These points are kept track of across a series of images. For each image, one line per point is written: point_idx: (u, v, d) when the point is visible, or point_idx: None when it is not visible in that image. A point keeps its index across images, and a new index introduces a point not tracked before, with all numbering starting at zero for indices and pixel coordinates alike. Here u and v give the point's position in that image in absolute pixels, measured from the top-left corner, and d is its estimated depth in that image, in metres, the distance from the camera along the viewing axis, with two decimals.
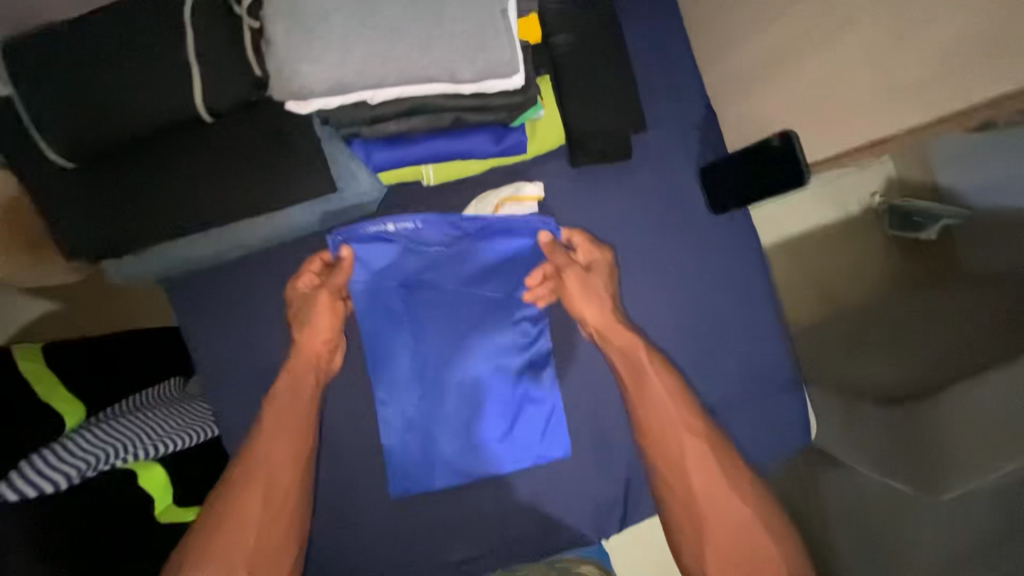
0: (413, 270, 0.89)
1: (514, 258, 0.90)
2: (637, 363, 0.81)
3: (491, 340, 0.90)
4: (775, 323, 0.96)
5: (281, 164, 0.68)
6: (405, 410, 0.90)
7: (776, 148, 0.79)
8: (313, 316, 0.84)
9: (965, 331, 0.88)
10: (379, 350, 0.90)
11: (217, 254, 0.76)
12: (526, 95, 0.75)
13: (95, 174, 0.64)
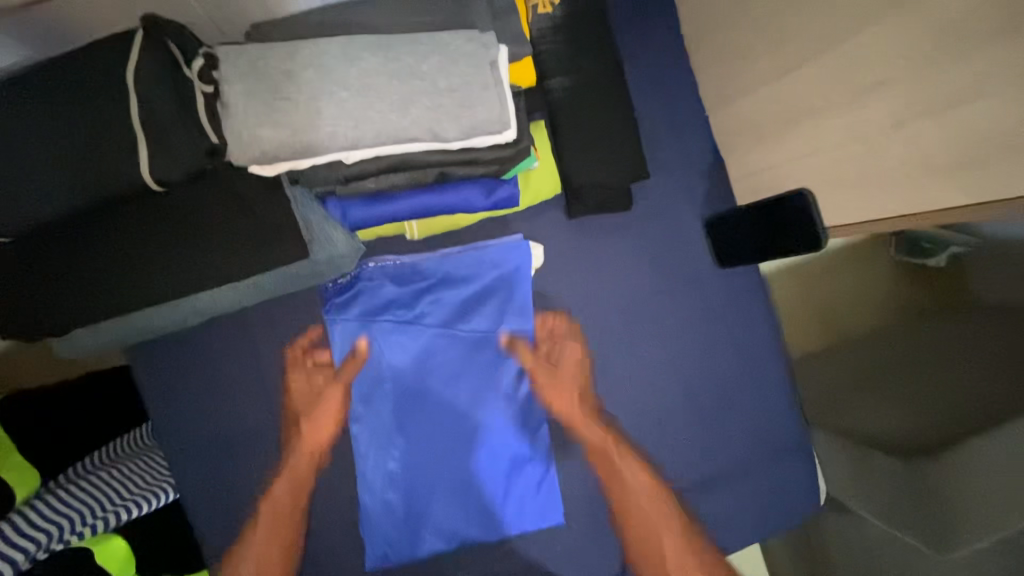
0: (404, 310, 0.80)
1: (504, 286, 0.81)
2: (608, 457, 0.84)
3: (482, 381, 0.80)
4: (785, 382, 0.90)
5: (244, 227, 0.61)
6: (391, 462, 0.79)
7: (791, 206, 0.74)
8: (318, 411, 0.80)
9: (965, 364, 0.90)
10: (365, 391, 0.79)
11: (178, 321, 0.69)
12: (517, 147, 0.69)
13: (35, 247, 0.57)
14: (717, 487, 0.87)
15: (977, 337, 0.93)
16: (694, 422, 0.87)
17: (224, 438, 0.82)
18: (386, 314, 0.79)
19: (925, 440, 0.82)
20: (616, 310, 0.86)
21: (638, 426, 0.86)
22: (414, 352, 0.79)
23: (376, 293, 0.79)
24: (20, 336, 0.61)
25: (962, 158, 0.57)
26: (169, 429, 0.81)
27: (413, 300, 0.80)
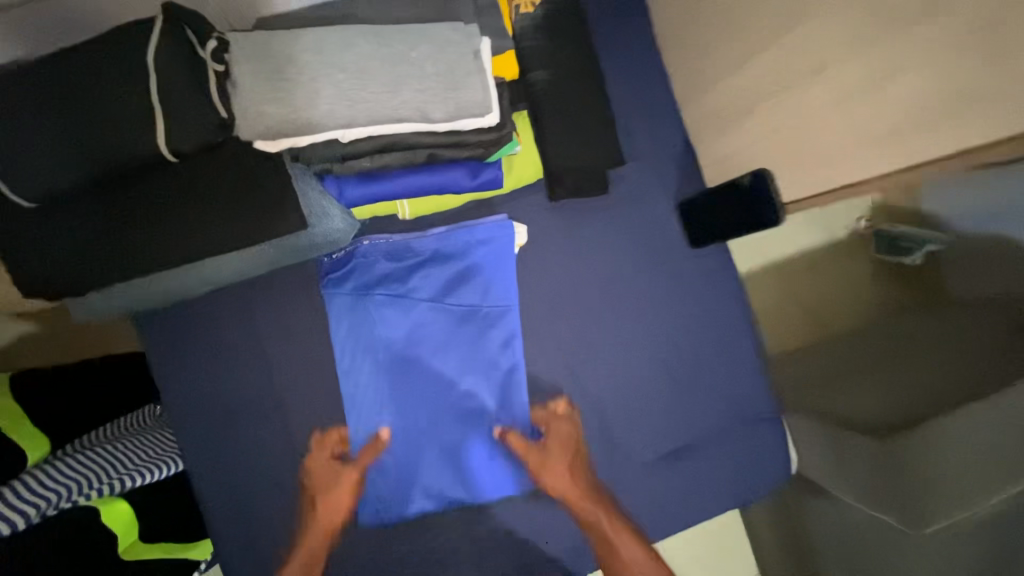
0: (396, 285, 0.85)
1: (489, 265, 0.87)
2: (604, 534, 0.87)
3: (468, 355, 0.87)
4: (755, 358, 0.95)
5: (247, 201, 0.66)
6: (383, 427, 0.85)
7: (747, 186, 0.81)
8: (334, 493, 0.85)
9: (950, 350, 1.00)
10: (359, 360, 0.85)
11: (185, 290, 0.75)
12: (501, 133, 0.75)
13: (59, 213, 0.64)
14: (692, 455, 0.92)
15: (960, 328, 1.04)
16: (668, 394, 0.93)
17: (226, 410, 0.87)
18: (380, 288, 0.85)
19: (904, 419, 0.92)
20: (596, 289, 0.92)
21: (617, 396, 0.92)
22: (406, 324, 0.85)
23: (371, 267, 0.85)
24: (41, 295, 0.66)
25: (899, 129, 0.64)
26: (172, 401, 0.86)
27: (405, 275, 0.86)
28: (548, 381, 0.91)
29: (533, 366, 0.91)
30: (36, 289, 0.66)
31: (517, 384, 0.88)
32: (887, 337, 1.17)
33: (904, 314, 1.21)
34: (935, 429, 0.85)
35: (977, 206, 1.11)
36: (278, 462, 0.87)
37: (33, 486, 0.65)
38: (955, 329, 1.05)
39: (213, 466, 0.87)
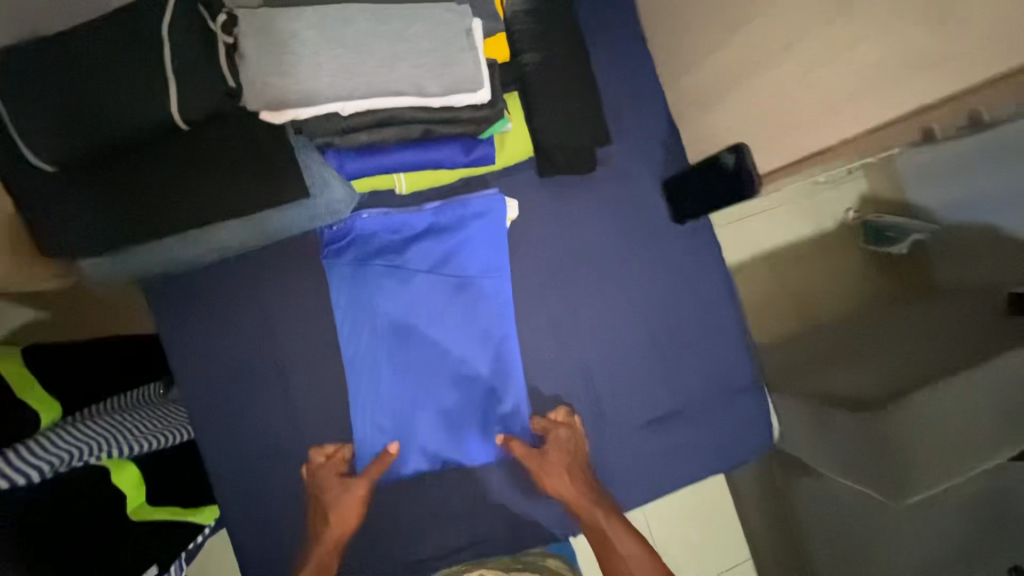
0: (394, 256, 0.89)
1: (482, 239, 0.91)
2: (601, 533, 0.86)
3: (462, 323, 0.91)
4: (739, 330, 0.99)
5: (254, 170, 0.71)
6: (381, 391, 0.90)
7: (731, 168, 0.86)
8: (341, 503, 0.87)
9: (923, 345, 1.37)
10: (359, 328, 0.89)
11: (193, 257, 0.79)
12: (493, 110, 0.80)
13: (78, 178, 0.68)
14: (676, 422, 0.97)
15: (945, 342, 1.34)
16: (655, 365, 0.97)
17: (229, 379, 0.90)
18: (379, 259, 0.89)
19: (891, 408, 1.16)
20: (586, 263, 0.96)
21: (607, 365, 0.96)
22: (404, 293, 0.89)
23: (370, 238, 0.89)
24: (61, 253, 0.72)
25: (865, 95, 0.70)
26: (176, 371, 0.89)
27: (403, 247, 0.90)
28: (538, 350, 0.96)
29: (525, 336, 0.95)
30: (57, 249, 0.71)
31: (508, 350, 0.93)
32: (922, 330, 1.45)
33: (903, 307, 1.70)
34: (898, 412, 1.14)
35: (944, 199, 1.71)
36: (277, 427, 0.91)
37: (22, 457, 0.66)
38: (968, 341, 1.31)
39: (219, 433, 0.91)
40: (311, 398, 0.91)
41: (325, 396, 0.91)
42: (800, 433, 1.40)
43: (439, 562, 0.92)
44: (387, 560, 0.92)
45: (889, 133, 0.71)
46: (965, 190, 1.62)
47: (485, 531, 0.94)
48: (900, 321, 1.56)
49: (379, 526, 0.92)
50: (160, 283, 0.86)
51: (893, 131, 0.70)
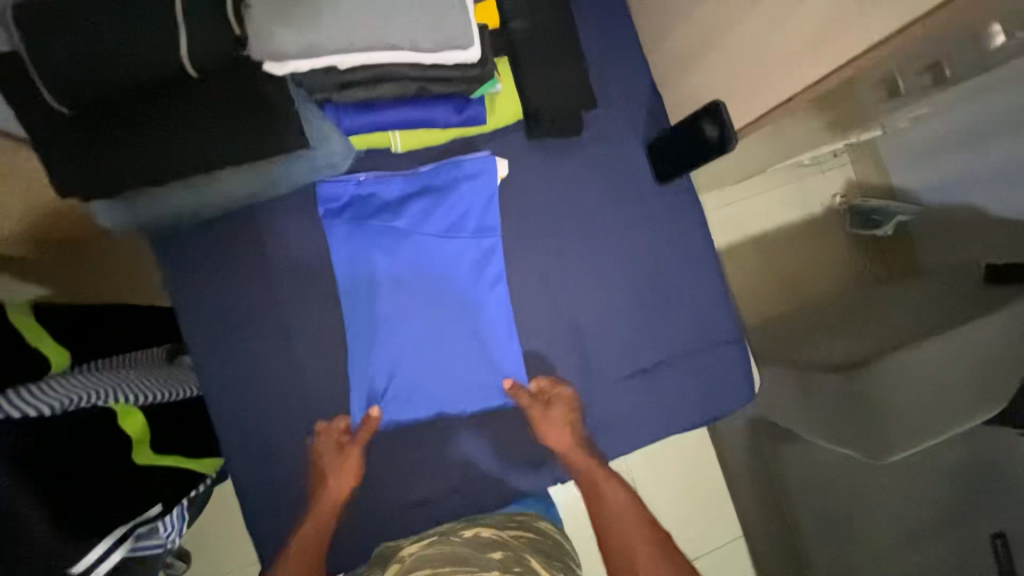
0: (390, 217, 0.93)
1: (473, 200, 0.95)
2: (595, 482, 0.94)
3: (457, 278, 0.95)
4: (720, 284, 1.05)
5: (258, 118, 0.77)
6: (378, 345, 0.93)
7: (715, 142, 0.92)
8: (340, 468, 0.92)
9: (897, 318, 1.42)
10: (358, 283, 0.93)
11: (215, 196, 0.89)
12: (481, 71, 0.84)
13: (90, 119, 0.73)
14: (661, 371, 1.01)
15: (921, 311, 1.40)
16: (640, 317, 1.02)
17: (230, 333, 0.92)
18: (375, 220, 0.93)
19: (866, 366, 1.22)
20: (573, 220, 1.01)
21: (593, 317, 1.01)
22: (400, 251, 0.93)
23: (368, 200, 0.93)
24: (79, 193, 0.76)
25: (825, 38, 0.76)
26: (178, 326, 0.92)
27: (398, 208, 0.94)
28: (527, 304, 1.00)
29: (515, 289, 1.00)
30: (72, 186, 0.76)
31: (500, 303, 0.96)
32: (901, 303, 1.51)
33: (883, 288, 1.75)
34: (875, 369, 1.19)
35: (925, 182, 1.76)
36: (275, 378, 0.93)
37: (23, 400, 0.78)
38: (937, 312, 1.36)
39: (219, 388, 0.92)
40: (309, 348, 0.94)
41: (323, 346, 0.94)
42: (789, 397, 1.43)
43: (433, 504, 0.96)
44: (389, 503, 0.95)
45: (852, 71, 0.77)
46: (941, 171, 1.67)
47: (478, 474, 0.97)
48: (883, 298, 1.62)
49: (377, 468, 0.95)
50: (165, 233, 0.90)
51: (856, 67, 0.76)
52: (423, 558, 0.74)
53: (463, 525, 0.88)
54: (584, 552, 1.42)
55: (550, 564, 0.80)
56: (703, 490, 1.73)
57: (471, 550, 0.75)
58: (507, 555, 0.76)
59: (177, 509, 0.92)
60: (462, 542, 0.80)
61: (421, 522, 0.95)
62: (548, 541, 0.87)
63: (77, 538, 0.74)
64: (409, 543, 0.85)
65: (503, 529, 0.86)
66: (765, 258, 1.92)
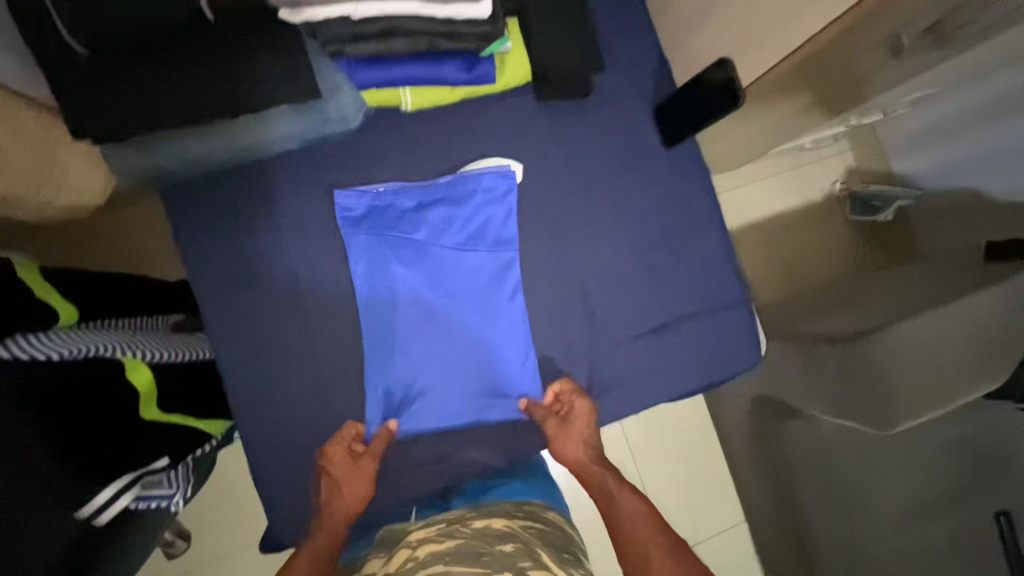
0: (408, 229, 0.95)
1: (492, 213, 0.97)
2: (609, 493, 0.96)
3: (471, 281, 0.97)
4: (726, 249, 1.06)
5: (268, 63, 0.78)
6: (396, 349, 0.94)
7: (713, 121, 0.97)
8: (351, 480, 0.89)
9: (900, 295, 1.43)
10: (377, 293, 0.94)
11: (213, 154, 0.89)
12: (492, 28, 0.84)
13: (105, 60, 0.75)
14: (668, 336, 1.02)
15: (924, 288, 1.41)
16: (648, 282, 1.02)
17: (240, 288, 0.91)
18: (394, 231, 0.95)
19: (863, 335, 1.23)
20: (582, 183, 1.02)
21: (602, 280, 1.01)
22: (420, 266, 0.96)
23: (386, 210, 0.95)
24: (84, 135, 0.77)
25: None
26: (189, 280, 0.91)
27: (415, 219, 0.96)
28: (536, 267, 1.00)
29: (523, 250, 1.00)
30: (79, 122, 0.76)
31: (514, 304, 0.98)
32: (904, 282, 1.52)
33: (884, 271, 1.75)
34: (879, 340, 1.19)
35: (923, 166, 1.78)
36: (283, 335, 0.92)
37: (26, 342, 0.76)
38: (940, 287, 1.38)
39: (230, 343, 0.91)
40: (319, 306, 0.93)
41: (331, 305, 0.94)
42: (793, 372, 1.43)
43: (440, 462, 0.97)
44: (396, 461, 0.96)
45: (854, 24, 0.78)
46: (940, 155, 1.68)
47: (486, 433, 0.98)
48: (885, 280, 1.62)
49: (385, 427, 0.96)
50: (180, 185, 0.91)
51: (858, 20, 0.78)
52: (436, 551, 0.70)
53: (474, 515, 0.82)
54: (586, 526, 1.44)
55: (560, 556, 0.76)
56: (705, 471, 1.72)
57: (484, 545, 0.70)
58: (518, 549, 0.72)
59: (183, 467, 0.90)
60: (471, 535, 0.74)
61: (426, 478, 0.96)
62: (558, 533, 0.84)
63: (87, 479, 0.76)
64: (416, 528, 0.81)
65: (512, 519, 0.82)
66: (767, 244, 1.93)
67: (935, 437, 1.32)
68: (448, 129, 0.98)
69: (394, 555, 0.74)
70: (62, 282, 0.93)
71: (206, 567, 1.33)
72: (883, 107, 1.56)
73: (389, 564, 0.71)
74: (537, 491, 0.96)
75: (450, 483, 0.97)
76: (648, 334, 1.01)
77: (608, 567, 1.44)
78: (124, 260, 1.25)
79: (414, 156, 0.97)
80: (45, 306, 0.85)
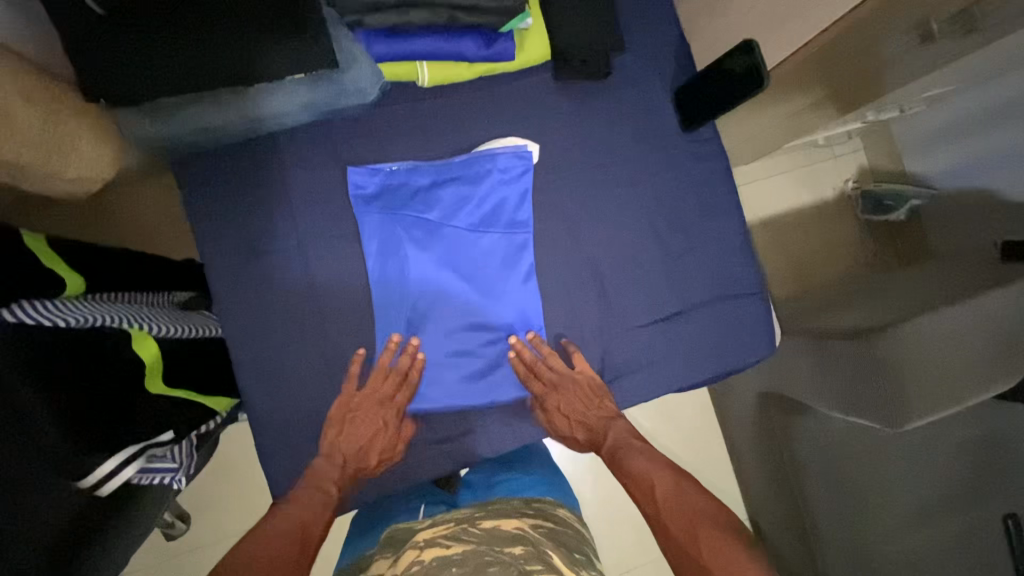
0: (422, 209, 0.94)
1: (507, 194, 0.96)
2: (616, 454, 0.90)
3: (486, 262, 0.95)
4: (741, 236, 1.04)
5: (286, 32, 0.76)
6: (406, 329, 0.93)
7: (729, 106, 0.96)
8: (382, 445, 0.90)
9: (914, 293, 1.41)
10: (388, 273, 0.92)
11: (230, 126, 0.86)
12: (514, 3, 0.82)
13: (122, 24, 0.73)
14: (682, 322, 1.00)
15: (937, 286, 1.40)
16: (663, 268, 1.01)
17: (251, 263, 0.90)
18: (407, 210, 0.93)
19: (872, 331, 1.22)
20: (599, 166, 1.00)
21: (616, 264, 1.00)
22: (433, 246, 0.94)
23: (399, 189, 0.93)
24: (97, 95, 0.76)
25: None
26: (199, 252, 0.89)
27: (429, 198, 0.94)
28: (550, 251, 0.99)
29: (538, 233, 0.98)
30: (95, 86, 0.75)
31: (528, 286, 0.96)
32: (913, 281, 1.51)
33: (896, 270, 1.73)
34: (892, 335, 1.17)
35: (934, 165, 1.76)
36: (294, 314, 0.91)
37: (31, 308, 0.74)
38: (951, 284, 1.37)
39: (240, 319, 0.90)
40: (330, 283, 0.92)
41: (342, 281, 0.92)
42: (802, 369, 1.41)
43: (449, 446, 0.95)
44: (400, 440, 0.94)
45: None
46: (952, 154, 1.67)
47: (496, 417, 0.97)
48: (898, 278, 1.60)
49: None
50: (191, 156, 0.89)
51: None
52: (442, 556, 0.67)
53: (483, 514, 0.80)
54: (591, 517, 1.45)
55: (571, 558, 0.74)
56: (710, 468, 1.70)
57: (490, 553, 0.67)
58: (528, 552, 0.69)
59: (186, 444, 0.89)
60: (479, 538, 0.72)
61: (435, 460, 0.95)
62: (569, 532, 0.82)
63: (88, 450, 0.73)
64: (423, 528, 0.79)
65: (523, 519, 0.80)
66: (778, 242, 1.90)
67: (942, 435, 1.31)
68: (466, 107, 0.97)
69: (401, 556, 0.72)
70: (69, 253, 0.91)
71: (206, 550, 1.32)
72: (899, 104, 1.54)
73: (396, 566, 0.69)
74: (546, 487, 0.92)
75: (458, 465, 0.95)
76: (661, 321, 1.00)
77: (614, 555, 1.46)
78: (137, 238, 1.26)
79: (429, 132, 0.96)
80: (51, 275, 0.83)
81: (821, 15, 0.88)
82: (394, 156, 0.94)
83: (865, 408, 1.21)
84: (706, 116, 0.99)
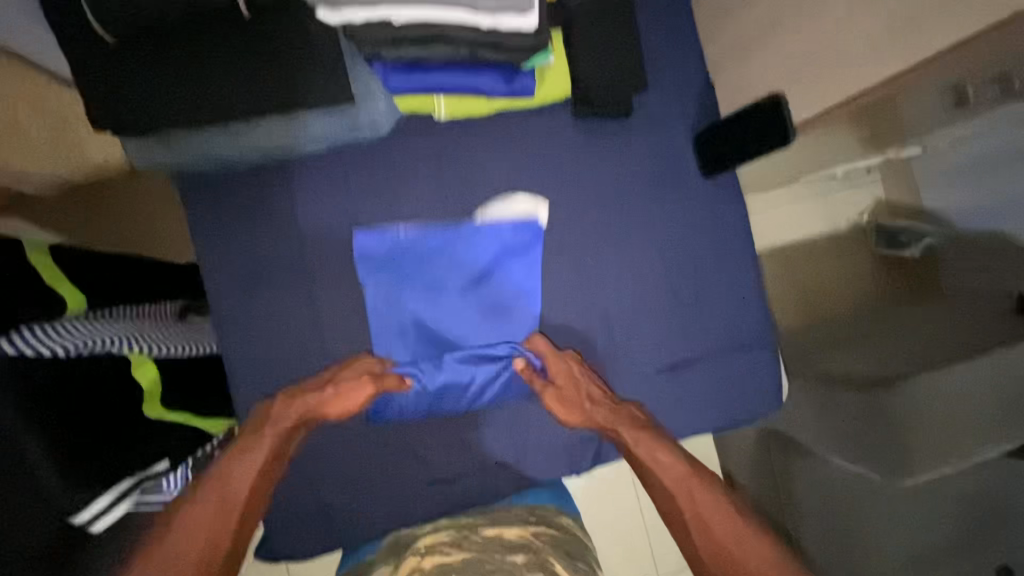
0: (430, 273, 0.92)
1: (517, 243, 0.93)
2: (639, 442, 0.83)
3: (493, 310, 0.94)
4: (755, 285, 1.02)
5: (304, 68, 0.76)
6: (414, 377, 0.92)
7: (752, 151, 0.93)
8: (349, 392, 0.84)
9: (924, 339, 1.38)
10: (392, 317, 0.91)
11: (243, 158, 0.85)
12: (538, 41, 0.79)
13: (138, 54, 0.72)
14: (690, 371, 0.99)
15: (949, 332, 1.37)
16: (674, 318, 0.99)
17: (255, 291, 0.88)
18: (417, 272, 0.91)
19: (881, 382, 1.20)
20: (615, 207, 0.98)
21: (627, 311, 0.98)
22: (439, 299, 0.92)
23: (407, 253, 0.90)
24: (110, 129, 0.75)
25: None
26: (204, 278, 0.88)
27: (438, 261, 0.92)
28: (560, 294, 0.97)
29: (549, 274, 0.97)
30: (106, 117, 0.74)
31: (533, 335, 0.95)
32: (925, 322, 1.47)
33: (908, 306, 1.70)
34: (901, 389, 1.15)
35: None
36: (297, 346, 0.90)
37: (29, 335, 0.72)
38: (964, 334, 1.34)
39: (243, 348, 0.88)
40: (335, 315, 0.90)
41: (347, 315, 0.91)
42: (806, 410, 1.39)
43: (446, 485, 0.94)
44: (397, 477, 0.92)
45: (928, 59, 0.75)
46: None
47: (495, 459, 0.95)
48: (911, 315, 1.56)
49: (397, 452, 0.93)
50: (201, 180, 0.88)
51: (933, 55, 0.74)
52: (443, 564, 0.67)
53: (485, 521, 0.81)
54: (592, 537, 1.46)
55: (573, 564, 0.73)
56: None
57: (492, 557, 0.66)
58: (530, 560, 0.69)
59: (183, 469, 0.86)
60: (481, 545, 0.72)
61: (431, 499, 0.93)
62: (574, 538, 0.83)
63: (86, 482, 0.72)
64: (423, 535, 0.79)
65: (526, 526, 0.80)
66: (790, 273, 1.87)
67: None
68: (482, 142, 0.95)
69: (401, 563, 0.71)
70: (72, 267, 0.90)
71: None
72: (924, 143, 1.51)
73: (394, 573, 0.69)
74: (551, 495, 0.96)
75: (454, 505, 0.94)
76: (667, 373, 0.98)
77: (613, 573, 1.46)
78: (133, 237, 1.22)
79: (444, 168, 0.93)
80: (51, 293, 0.82)
81: (856, 68, 0.85)
82: (406, 191, 0.92)
83: (867, 459, 1.19)
84: (731, 162, 0.96)
